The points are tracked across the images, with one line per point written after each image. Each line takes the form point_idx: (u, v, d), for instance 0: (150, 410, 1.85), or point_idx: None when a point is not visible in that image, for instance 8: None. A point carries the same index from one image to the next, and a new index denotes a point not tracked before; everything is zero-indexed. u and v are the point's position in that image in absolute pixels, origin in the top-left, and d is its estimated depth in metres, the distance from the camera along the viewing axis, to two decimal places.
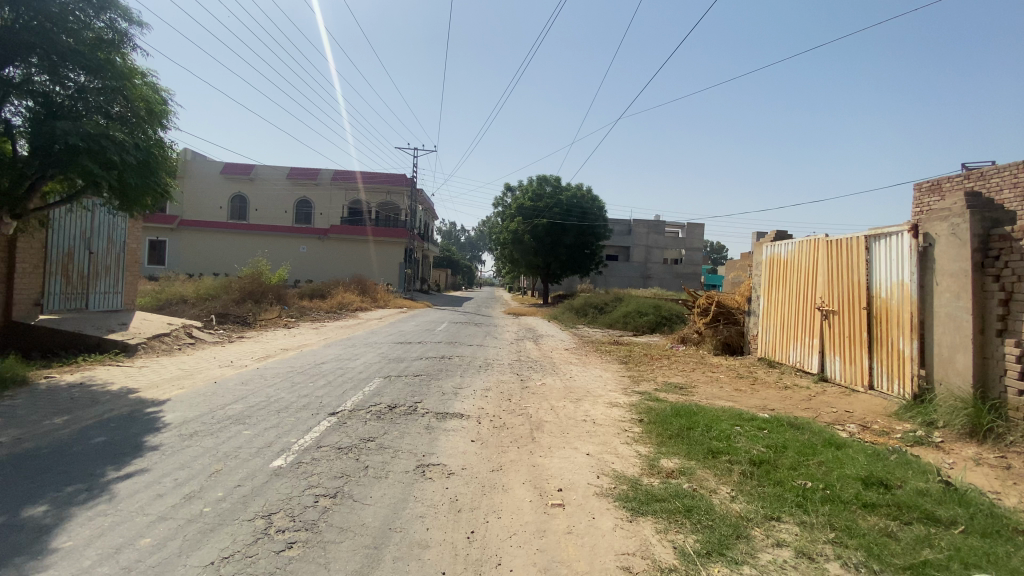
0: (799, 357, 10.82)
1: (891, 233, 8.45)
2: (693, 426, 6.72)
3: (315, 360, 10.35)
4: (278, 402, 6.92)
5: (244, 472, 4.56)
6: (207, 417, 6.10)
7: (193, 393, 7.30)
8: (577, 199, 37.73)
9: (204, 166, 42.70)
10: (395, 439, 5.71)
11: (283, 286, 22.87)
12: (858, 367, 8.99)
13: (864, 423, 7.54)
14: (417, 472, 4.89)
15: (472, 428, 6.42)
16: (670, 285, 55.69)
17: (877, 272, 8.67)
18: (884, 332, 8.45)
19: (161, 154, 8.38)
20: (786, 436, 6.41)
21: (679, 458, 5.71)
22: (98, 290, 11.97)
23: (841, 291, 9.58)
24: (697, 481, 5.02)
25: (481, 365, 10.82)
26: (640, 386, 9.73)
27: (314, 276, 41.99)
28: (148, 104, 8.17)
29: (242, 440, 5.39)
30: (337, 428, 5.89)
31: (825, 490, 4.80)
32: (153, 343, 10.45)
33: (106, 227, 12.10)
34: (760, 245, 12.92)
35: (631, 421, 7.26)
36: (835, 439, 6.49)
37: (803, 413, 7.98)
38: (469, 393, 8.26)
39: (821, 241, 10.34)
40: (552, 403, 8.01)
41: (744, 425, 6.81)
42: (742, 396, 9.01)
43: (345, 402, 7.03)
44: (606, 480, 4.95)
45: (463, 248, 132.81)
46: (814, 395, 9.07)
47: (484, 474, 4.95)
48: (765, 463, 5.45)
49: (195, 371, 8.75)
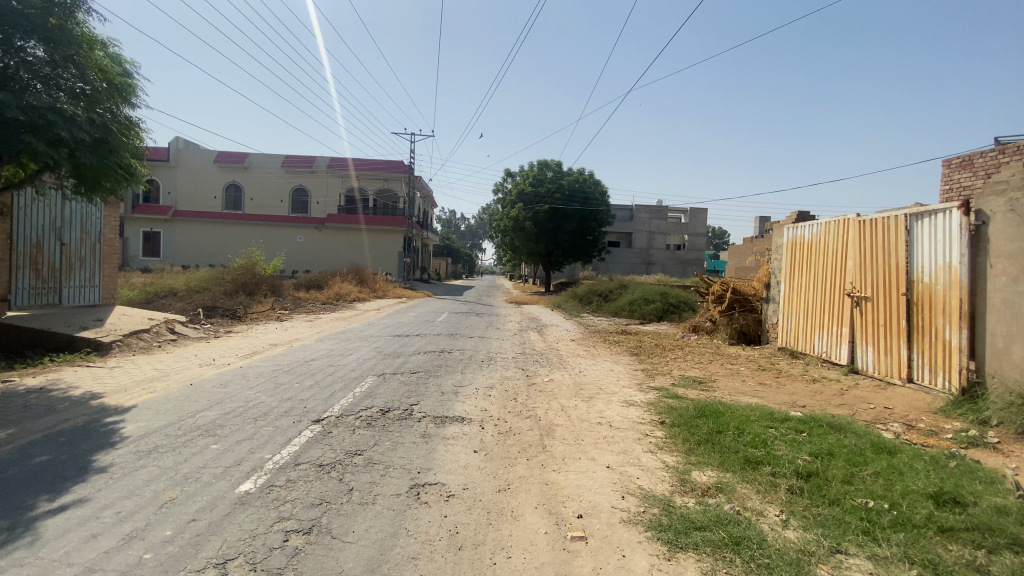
0: (825, 347, 10.09)
1: (936, 211, 7.65)
2: (723, 429, 5.97)
3: (305, 356, 9.61)
4: (257, 407, 6.19)
5: (203, 501, 3.84)
6: (173, 428, 5.36)
7: (164, 397, 6.57)
8: (580, 183, 36.77)
9: (196, 155, 41.57)
10: (387, 452, 4.97)
11: (279, 276, 22.07)
12: (894, 359, 8.25)
13: (908, 422, 6.80)
14: (410, 495, 4.14)
15: (475, 435, 5.68)
16: (673, 271, 55.08)
17: (918, 254, 7.89)
18: (926, 320, 7.67)
19: (126, 131, 7.64)
20: (830, 441, 5.66)
21: (713, 471, 4.96)
22: (72, 284, 11.21)
23: (875, 276, 8.81)
24: (739, 501, 4.28)
25: (483, 360, 10.07)
26: (655, 380, 9.01)
27: (310, 266, 41.51)
28: (106, 75, 7.42)
29: (207, 457, 4.65)
30: (320, 439, 5.15)
31: (892, 511, 4.07)
32: (130, 340, 9.69)
33: (78, 216, 11.31)
34: (781, 227, 12.13)
35: (651, 422, 6.54)
36: (883, 443, 5.75)
37: (839, 411, 7.23)
38: (471, 392, 7.53)
39: (852, 221, 9.55)
40: (562, 403, 7.27)
41: (779, 428, 6.06)
42: (768, 391, 8.28)
43: (332, 406, 6.29)
44: (632, 502, 4.20)
45: (464, 236, 132.34)
46: (846, 389, 8.33)
47: (488, 497, 4.21)
48: (816, 477, 4.71)
49: (171, 372, 8.01)
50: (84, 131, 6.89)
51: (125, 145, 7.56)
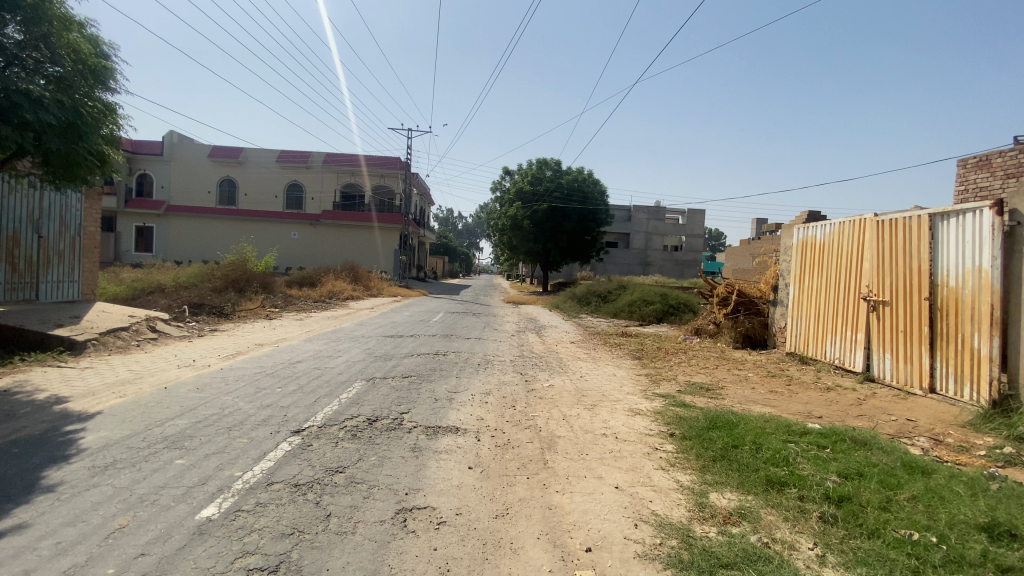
0: (837, 353, 9.65)
1: (964, 212, 7.21)
2: (739, 443, 5.50)
3: (291, 358, 9.09)
4: (233, 415, 5.67)
5: (156, 531, 3.35)
6: (136, 439, 4.86)
7: (133, 402, 6.05)
8: (578, 182, 36.27)
9: (190, 150, 40.95)
10: (372, 469, 4.47)
11: (269, 273, 21.52)
12: (915, 367, 7.81)
13: (935, 436, 6.35)
14: (395, 522, 3.65)
15: (470, 449, 5.19)
16: (671, 272, 54.66)
17: (944, 257, 7.44)
18: (952, 327, 7.23)
19: (100, 116, 7.12)
20: (857, 459, 5.19)
21: (732, 493, 4.49)
22: (50, 278, 10.65)
23: (894, 280, 8.36)
24: (766, 532, 3.81)
25: (480, 364, 9.56)
26: (661, 387, 8.52)
27: (304, 263, 40.94)
28: (79, 56, 6.89)
29: (169, 474, 4.14)
30: (298, 454, 4.65)
31: (941, 546, 3.59)
32: (106, 339, 9.14)
33: (58, 208, 10.77)
34: (790, 227, 11.69)
35: (660, 433, 6.06)
36: (915, 461, 5.29)
37: (860, 424, 6.77)
38: (466, 399, 7.03)
39: (869, 222, 9.11)
40: (564, 412, 6.78)
41: (799, 443, 5.60)
42: (781, 400, 7.82)
43: (315, 415, 5.79)
44: (646, 532, 3.73)
45: (461, 235, 131.69)
46: (863, 399, 7.88)
47: (485, 524, 3.72)
48: (850, 502, 4.24)
49: (146, 374, 7.47)
50: (53, 115, 6.39)
51: (99, 131, 7.04)
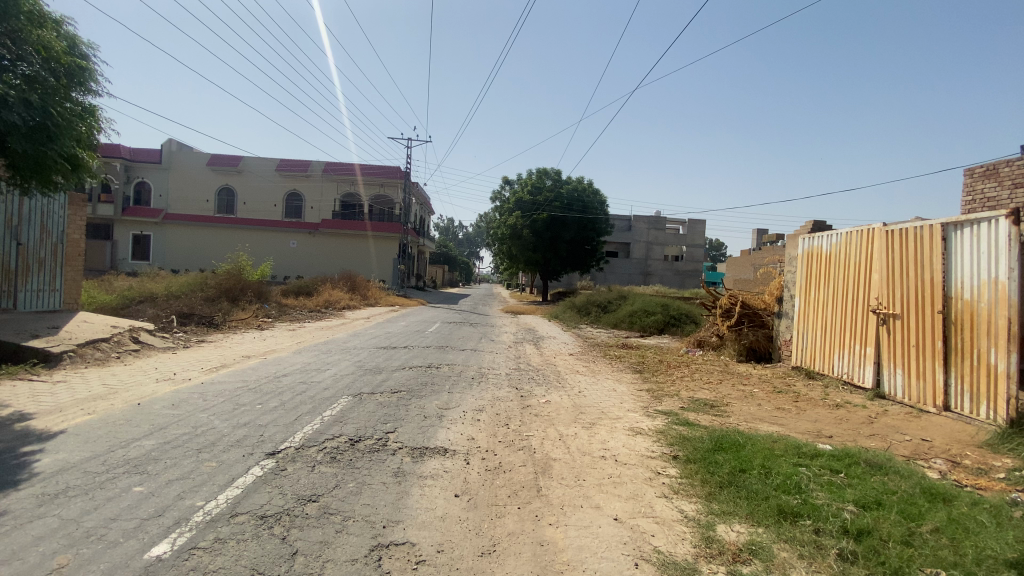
0: (845, 367, 9.29)
1: (979, 220, 6.88)
2: (747, 467, 5.12)
3: (276, 371, 8.72)
4: (205, 435, 5.30)
5: (97, 572, 2.98)
6: (95, 463, 4.49)
7: (101, 420, 5.68)
8: (577, 192, 36.01)
9: (189, 158, 40.68)
10: (348, 498, 4.10)
11: (265, 283, 21.20)
12: (929, 384, 7.44)
13: (952, 458, 5.97)
14: (368, 562, 3.28)
15: (458, 473, 4.82)
16: (672, 282, 54.35)
17: (958, 269, 7.11)
18: (966, 342, 6.88)
19: (73, 118, 6.88)
20: (874, 486, 4.82)
21: (741, 525, 4.11)
22: (29, 287, 10.33)
23: (904, 292, 8.02)
24: (780, 572, 3.43)
25: (474, 378, 9.19)
26: (663, 403, 8.14)
27: (302, 272, 40.71)
28: (49, 54, 6.67)
29: (124, 504, 3.77)
30: (268, 480, 4.29)
31: None
32: (84, 351, 8.78)
33: (39, 214, 10.46)
34: (796, 237, 11.37)
35: (662, 455, 5.69)
36: (935, 486, 4.91)
37: (872, 444, 6.39)
38: (457, 416, 6.66)
39: (877, 231, 8.79)
40: (560, 431, 6.40)
41: (811, 467, 5.23)
42: (788, 418, 7.44)
43: (293, 435, 5.41)
44: (647, 573, 3.37)
45: (462, 245, 131.23)
46: (874, 417, 7.50)
47: (468, 564, 3.35)
48: (870, 536, 3.87)
49: (122, 389, 7.12)
50: (20, 115, 6.14)
51: (72, 133, 6.78)
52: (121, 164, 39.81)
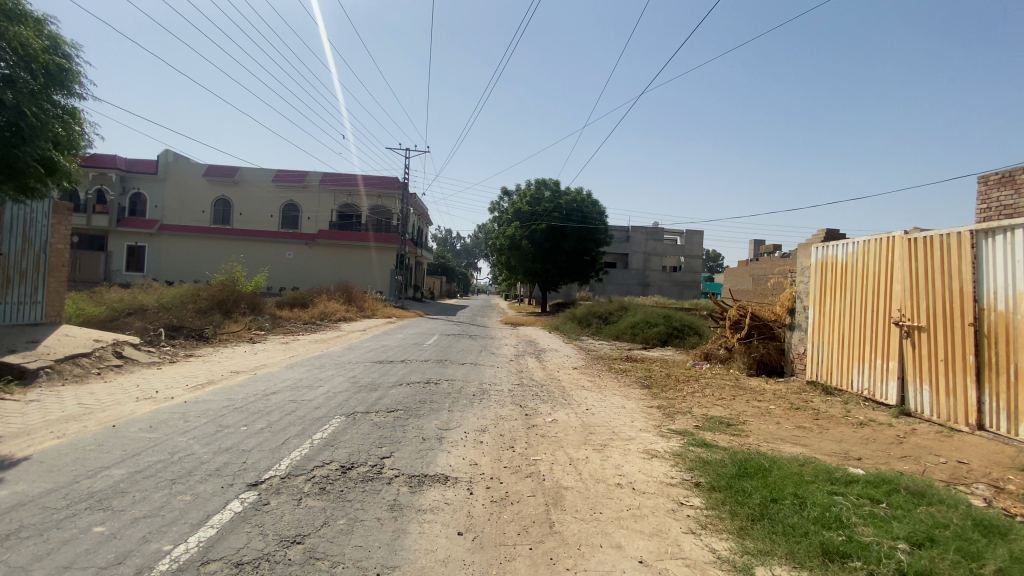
0: (866, 383, 8.83)
1: (1011, 228, 6.48)
2: (780, 497, 4.64)
3: (265, 388, 8.22)
4: (182, 462, 4.81)
5: None
6: (54, 497, 3.99)
7: (69, 445, 5.19)
8: (577, 203, 35.58)
9: (185, 168, 40.27)
10: (338, 539, 3.62)
11: (258, 294, 20.68)
12: (959, 401, 6.99)
13: (994, 484, 5.50)
14: None
15: (460, 506, 4.34)
16: (671, 293, 53.98)
17: (989, 279, 6.70)
18: (1001, 357, 6.45)
19: (50, 119, 6.44)
20: (922, 518, 4.34)
21: (783, 567, 3.64)
22: (10, 299, 9.86)
23: (930, 303, 7.60)
24: None
25: (475, 395, 8.71)
26: (676, 422, 7.65)
27: (302, 285, 40.21)
28: (28, 52, 6.24)
29: (80, 550, 3.28)
30: (249, 517, 3.80)
31: None
32: (62, 366, 8.29)
33: (21, 223, 10.01)
34: (808, 247, 10.98)
35: (683, 482, 5.21)
36: (988, 517, 4.44)
37: (906, 467, 5.93)
38: (459, 438, 6.18)
39: (897, 240, 8.39)
40: (570, 454, 5.92)
41: (848, 496, 4.75)
42: (811, 438, 6.97)
43: (278, 462, 4.91)
44: None
45: (459, 255, 130.79)
46: (902, 436, 7.03)
47: None
48: None
49: (98, 408, 6.62)
50: None
51: (48, 135, 6.33)
52: (116, 175, 39.37)
